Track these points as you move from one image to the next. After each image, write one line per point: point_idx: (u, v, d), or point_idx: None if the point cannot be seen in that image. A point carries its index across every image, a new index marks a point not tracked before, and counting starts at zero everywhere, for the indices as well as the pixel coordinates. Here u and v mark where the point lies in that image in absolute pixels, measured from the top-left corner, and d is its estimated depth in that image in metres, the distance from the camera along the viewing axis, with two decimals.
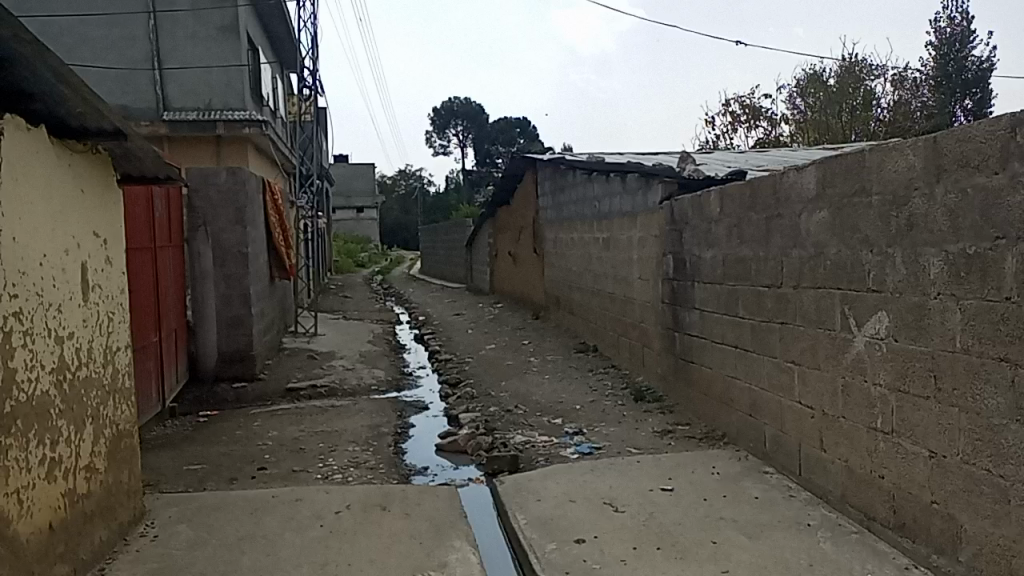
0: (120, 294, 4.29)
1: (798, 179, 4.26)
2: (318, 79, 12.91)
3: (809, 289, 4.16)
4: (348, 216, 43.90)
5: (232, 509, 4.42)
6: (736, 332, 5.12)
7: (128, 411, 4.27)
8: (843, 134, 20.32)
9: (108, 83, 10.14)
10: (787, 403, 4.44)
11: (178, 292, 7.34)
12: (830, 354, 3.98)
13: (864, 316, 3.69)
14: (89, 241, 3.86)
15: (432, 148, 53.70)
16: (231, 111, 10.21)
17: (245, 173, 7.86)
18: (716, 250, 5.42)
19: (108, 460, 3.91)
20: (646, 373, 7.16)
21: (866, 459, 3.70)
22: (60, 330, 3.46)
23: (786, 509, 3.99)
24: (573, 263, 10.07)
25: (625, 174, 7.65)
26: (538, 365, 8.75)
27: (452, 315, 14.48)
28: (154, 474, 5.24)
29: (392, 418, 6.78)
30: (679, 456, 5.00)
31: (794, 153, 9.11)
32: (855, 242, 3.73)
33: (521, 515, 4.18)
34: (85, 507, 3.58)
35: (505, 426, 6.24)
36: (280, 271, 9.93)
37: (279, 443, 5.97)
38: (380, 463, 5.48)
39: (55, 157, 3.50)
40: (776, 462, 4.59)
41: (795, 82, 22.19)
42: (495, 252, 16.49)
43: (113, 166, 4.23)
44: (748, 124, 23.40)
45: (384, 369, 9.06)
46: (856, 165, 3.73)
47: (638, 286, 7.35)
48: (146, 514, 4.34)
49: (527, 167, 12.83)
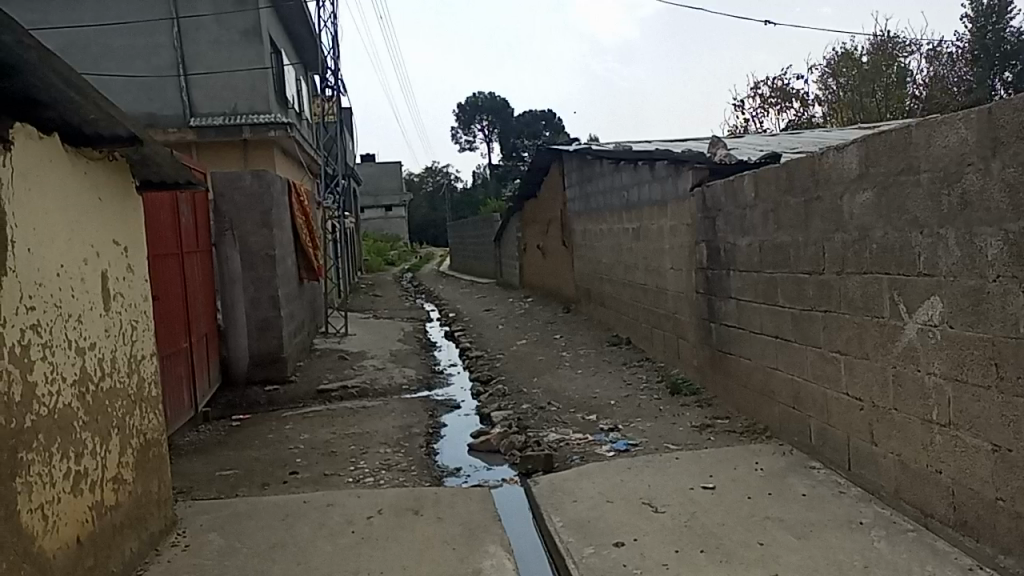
0: (144, 302, 4.24)
1: (838, 159, 4.04)
2: (341, 78, 12.86)
3: (854, 275, 3.95)
4: (377, 215, 44.18)
5: (263, 516, 4.36)
6: (776, 322, 4.91)
7: (156, 420, 4.23)
8: (879, 113, 19.75)
9: (134, 91, 10.22)
10: (833, 394, 4.23)
11: (207, 297, 7.32)
12: (879, 343, 3.77)
13: (915, 302, 3.47)
14: (109, 249, 3.81)
15: (458, 143, 53.64)
16: (257, 115, 10.20)
17: (270, 176, 7.83)
18: (752, 237, 5.22)
19: (137, 471, 3.86)
20: (681, 365, 6.97)
21: (921, 453, 3.48)
22: (81, 341, 3.41)
23: (837, 506, 3.80)
24: (603, 254, 9.88)
25: (654, 162, 7.44)
26: (570, 359, 8.61)
27: (483, 311, 14.38)
28: (187, 480, 5.21)
29: (424, 417, 6.69)
30: (719, 452, 4.81)
31: (828, 134, 8.80)
32: (904, 223, 3.51)
33: (557, 518, 4.05)
34: (114, 519, 3.54)
35: (537, 424, 6.10)
36: (309, 273, 9.88)
37: (311, 446, 5.91)
38: (412, 464, 5.38)
39: (70, 165, 3.44)
40: (822, 456, 4.38)
41: (827, 61, 21.62)
42: (523, 246, 16.37)
43: (131, 173, 4.17)
44: (779, 106, 22.89)
45: (415, 368, 8.99)
46: (901, 141, 3.50)
47: (671, 277, 7.14)
48: (178, 523, 4.30)
49: (553, 159, 12.65)
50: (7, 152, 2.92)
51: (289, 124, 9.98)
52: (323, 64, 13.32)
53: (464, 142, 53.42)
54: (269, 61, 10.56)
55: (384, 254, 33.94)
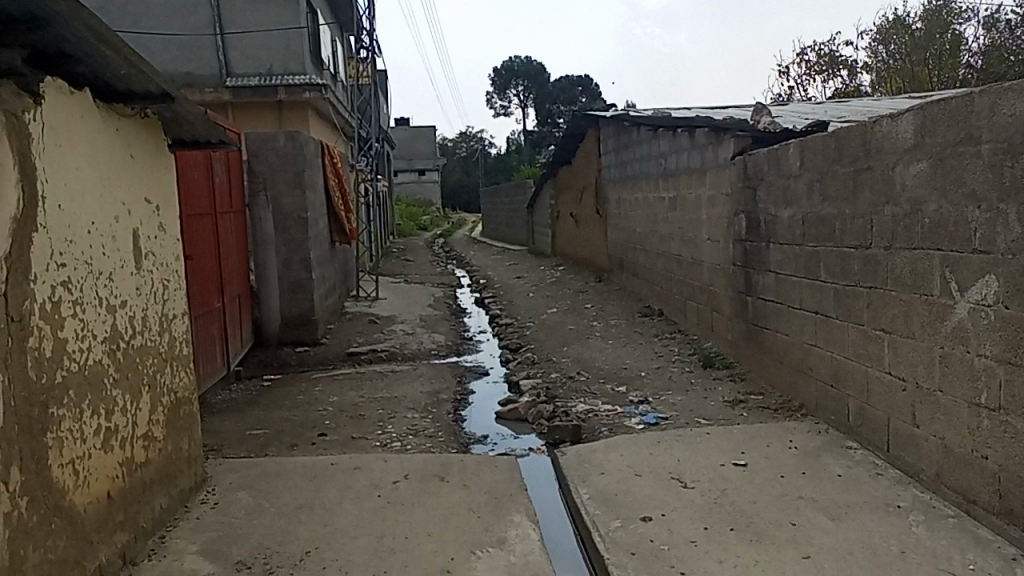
0: (175, 261, 4.24)
1: (892, 128, 3.83)
2: (376, 39, 12.71)
3: (903, 250, 3.77)
4: (410, 179, 44.16)
5: (292, 476, 4.38)
6: (817, 297, 4.74)
7: (188, 378, 4.25)
8: (929, 81, 19.05)
9: (171, 50, 10.21)
10: (875, 374, 4.08)
11: (240, 257, 7.34)
12: (927, 321, 3.60)
13: (969, 280, 3.29)
14: (141, 207, 3.79)
15: (493, 109, 53.13)
16: (292, 76, 10.15)
17: (303, 137, 7.78)
18: (794, 208, 5.03)
19: (167, 428, 3.89)
20: (715, 338, 6.83)
21: (966, 438, 3.34)
22: (112, 300, 3.41)
23: (874, 488, 3.68)
24: (637, 224, 9.70)
25: (694, 129, 7.22)
26: (601, 329, 8.51)
27: (514, 278, 14.31)
28: (218, 438, 5.27)
29: (452, 384, 6.68)
30: (752, 429, 4.70)
31: (875, 103, 8.47)
32: (960, 197, 3.32)
33: (583, 490, 3.99)
34: (144, 476, 3.58)
35: (566, 394, 6.04)
36: (340, 236, 9.88)
37: (340, 409, 5.94)
38: (439, 430, 5.37)
39: (101, 121, 3.41)
40: (860, 436, 4.26)
41: (877, 27, 20.84)
42: (556, 214, 16.19)
43: (163, 130, 4.14)
44: (826, 74, 22.14)
45: (445, 334, 8.97)
46: (962, 109, 3.29)
47: (708, 248, 6.97)
48: (208, 480, 4.35)
49: (589, 125, 12.41)
50: (37, 106, 2.88)
51: (324, 86, 9.90)
52: (358, 24, 13.16)
53: (499, 107, 52.93)
54: (305, 21, 10.45)
55: (416, 219, 33.95)
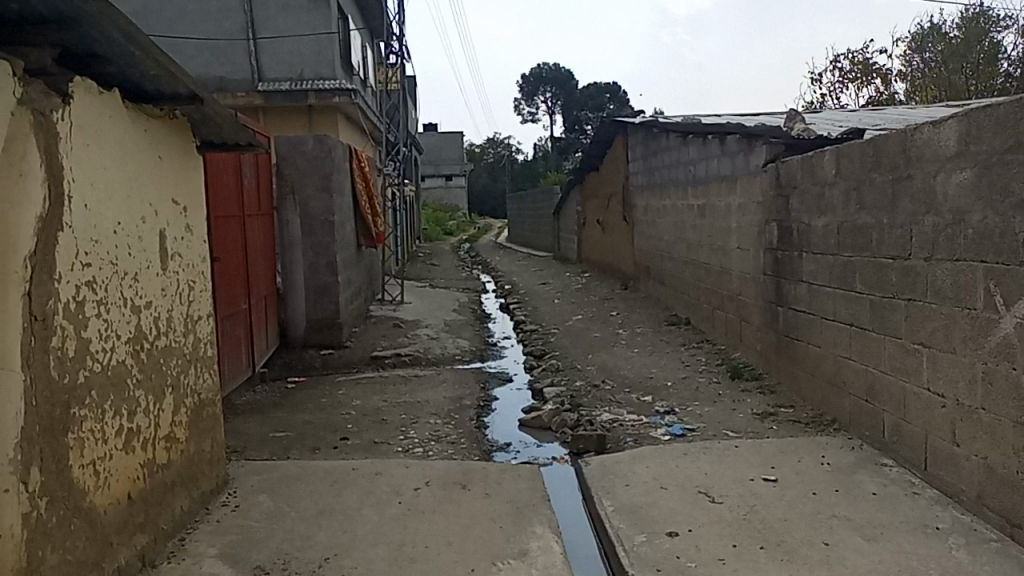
0: (202, 263, 4.24)
1: (934, 135, 3.70)
2: (406, 45, 12.76)
3: (945, 262, 3.63)
4: (437, 184, 44.34)
5: (313, 480, 4.35)
6: (853, 308, 4.60)
7: (212, 380, 4.25)
8: (966, 90, 18.64)
9: (205, 54, 10.32)
10: (913, 389, 3.93)
11: (267, 259, 7.36)
12: (969, 336, 3.46)
13: (1014, 294, 3.16)
14: (168, 208, 3.79)
15: (520, 115, 53.14)
16: (322, 80, 10.20)
17: (332, 140, 7.79)
18: (829, 217, 4.90)
19: (190, 430, 3.88)
20: (743, 349, 6.69)
21: (1011, 458, 3.19)
22: (136, 299, 3.40)
23: (911, 508, 3.54)
24: (665, 232, 9.57)
25: (725, 136, 7.10)
26: (627, 337, 8.41)
27: (539, 284, 14.23)
28: (241, 440, 5.26)
29: (476, 390, 6.62)
30: (782, 443, 4.57)
31: (912, 111, 8.25)
32: (1007, 207, 3.19)
33: (608, 502, 3.90)
34: (165, 477, 3.56)
35: (591, 403, 5.95)
36: (367, 239, 9.90)
37: (362, 413, 5.91)
38: (462, 437, 5.31)
39: (130, 121, 3.41)
40: (896, 453, 4.11)
41: (913, 35, 20.46)
42: (582, 220, 16.09)
43: (192, 131, 4.15)
44: (859, 82, 21.78)
45: (469, 339, 8.93)
46: (1010, 115, 3.16)
47: (737, 257, 6.84)
48: (230, 483, 4.33)
49: (617, 131, 12.31)
50: (66, 106, 2.89)
51: (353, 90, 9.93)
52: (389, 29, 13.20)
53: (526, 114, 52.97)
54: (336, 26, 10.52)
55: (442, 224, 34.06)
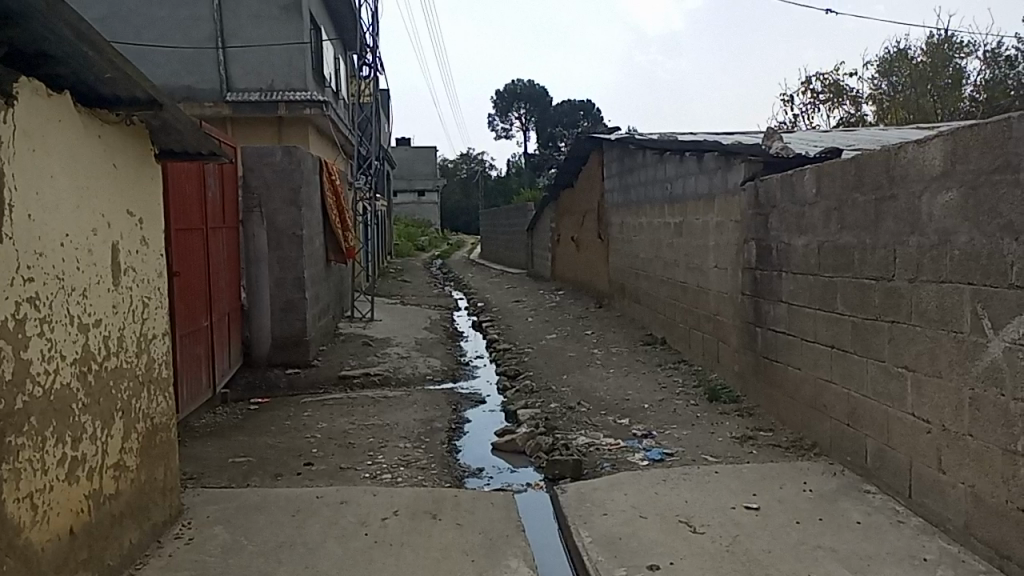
0: (158, 278, 4.00)
1: (918, 154, 3.64)
2: (379, 57, 12.59)
3: (929, 284, 3.55)
4: (409, 199, 44.13)
5: (273, 510, 4.11)
6: (834, 330, 4.52)
7: (166, 404, 4.00)
8: (933, 113, 19.01)
9: (173, 63, 10.05)
10: (896, 415, 3.83)
11: (231, 274, 7.10)
12: (955, 361, 3.37)
13: (1003, 317, 3.07)
14: (122, 220, 3.56)
15: (494, 131, 53.17)
16: (293, 92, 10.00)
17: (301, 152, 7.58)
18: (809, 237, 4.83)
19: (141, 457, 3.63)
20: (721, 370, 6.59)
21: (1000, 486, 3.08)
22: (85, 317, 3.17)
23: (896, 538, 3.43)
24: (641, 250, 9.49)
25: (702, 153, 7.05)
26: (602, 357, 8.28)
27: (512, 302, 14.09)
28: (199, 466, 4.99)
29: (447, 411, 6.42)
30: (763, 468, 4.45)
31: (884, 133, 8.29)
32: (995, 228, 3.11)
33: (585, 532, 3.72)
34: (113, 509, 3.31)
35: (566, 425, 5.78)
36: (337, 255, 9.68)
37: (328, 436, 5.66)
38: (432, 462, 5.10)
39: (82, 127, 3.19)
40: (879, 480, 4.01)
41: (880, 59, 20.89)
42: (557, 237, 16.01)
43: (151, 140, 3.93)
44: (830, 103, 22.14)
45: (440, 358, 8.72)
46: (999, 135, 3.09)
47: (714, 276, 6.76)
48: (184, 513, 4.07)
49: (593, 148, 12.26)
50: (10, 108, 2.67)
51: (325, 102, 9.74)
52: (362, 41, 13.02)
53: (500, 130, 52.99)
54: (308, 37, 10.32)
55: (414, 240, 33.83)
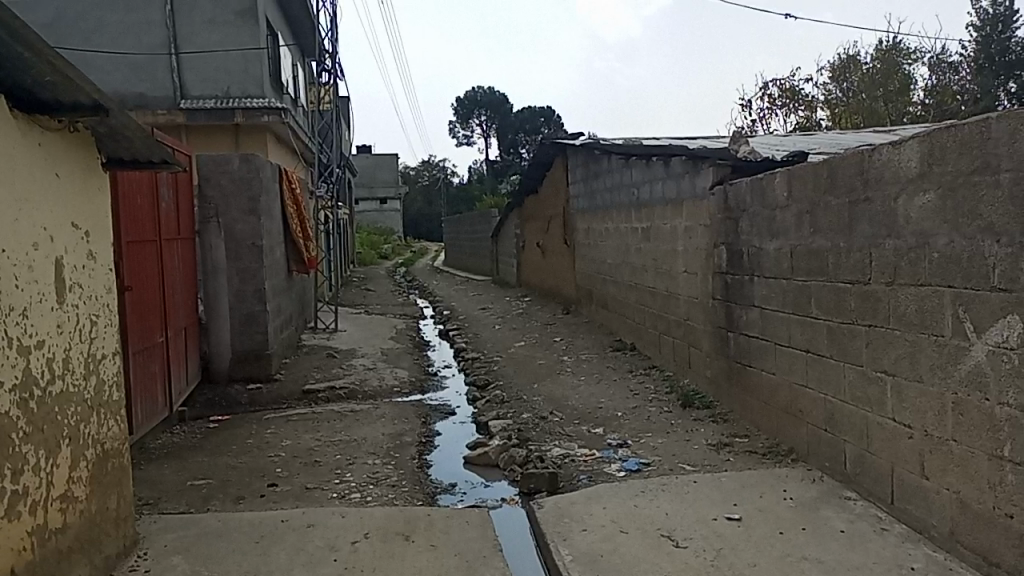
0: (107, 294, 3.76)
1: (894, 156, 3.61)
2: (338, 63, 12.33)
3: (907, 287, 3.51)
4: (371, 207, 43.70)
5: (235, 537, 3.89)
6: (809, 335, 4.47)
7: (118, 427, 3.75)
8: (886, 117, 19.18)
9: (123, 70, 9.68)
10: (876, 420, 3.78)
11: (188, 287, 6.81)
12: (937, 365, 3.33)
13: (986, 320, 3.03)
14: (66, 233, 3.33)
15: (455, 138, 52.85)
16: (250, 99, 9.72)
17: (259, 161, 7.34)
18: (781, 241, 4.79)
19: (91, 486, 3.39)
20: (693, 375, 6.54)
21: (986, 493, 3.04)
22: (26, 339, 2.93)
23: (881, 547, 3.36)
24: (608, 255, 9.44)
25: (669, 158, 7.01)
26: (572, 364, 8.18)
27: (479, 309, 13.94)
28: (155, 490, 4.74)
29: (417, 424, 6.24)
30: (742, 476, 4.37)
31: (843, 136, 8.38)
32: (975, 230, 3.08)
33: (564, 550, 3.59)
34: (60, 544, 3.07)
35: (539, 436, 5.64)
36: (299, 265, 9.41)
37: (293, 455, 5.44)
38: (403, 479, 4.92)
39: (20, 134, 2.95)
40: (859, 486, 3.96)
41: (831, 64, 21.21)
42: (521, 244, 15.93)
43: (98, 146, 3.69)
44: (785, 108, 22.55)
45: (407, 369, 8.52)
46: (977, 136, 3.06)
47: (684, 281, 6.72)
48: (139, 543, 3.83)
49: (557, 154, 12.20)
50: None
51: (283, 110, 9.48)
52: (320, 47, 12.74)
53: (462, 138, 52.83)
54: (265, 43, 10.03)
55: (377, 248, 33.46)
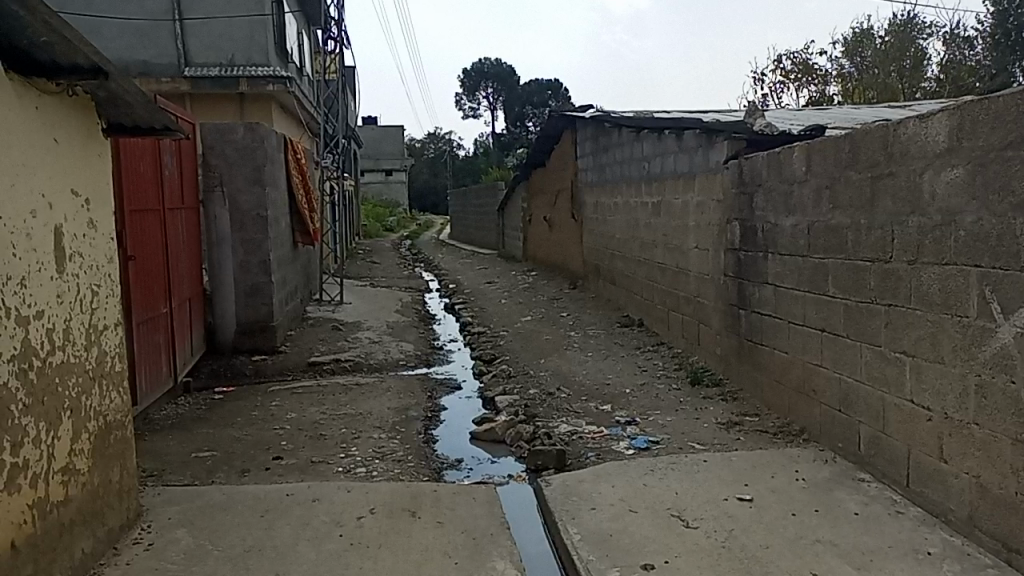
0: (109, 264, 3.68)
1: (921, 130, 3.48)
2: (344, 30, 12.10)
3: (931, 266, 3.41)
4: (377, 179, 43.49)
5: (240, 511, 3.85)
6: (824, 314, 4.38)
7: (121, 399, 3.69)
8: (900, 93, 18.91)
9: (126, 36, 9.52)
10: (893, 402, 3.70)
11: (192, 257, 6.73)
12: (959, 346, 3.24)
13: (1014, 301, 2.93)
14: (66, 201, 3.24)
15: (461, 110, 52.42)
16: (255, 67, 9.56)
17: (264, 129, 7.22)
18: (798, 217, 4.68)
19: (93, 459, 3.33)
20: (702, 353, 6.46)
21: (1008, 478, 2.95)
22: (25, 309, 2.86)
23: (897, 530, 3.30)
24: (616, 229, 9.31)
25: (682, 131, 6.86)
26: (579, 340, 8.11)
27: (484, 283, 13.86)
28: (159, 462, 4.70)
29: (422, 399, 6.18)
30: (753, 456, 4.30)
31: (859, 111, 8.20)
32: (1006, 207, 2.96)
33: (573, 529, 3.53)
34: (61, 517, 3.02)
35: (547, 413, 5.58)
36: (303, 236, 9.32)
37: (298, 428, 5.40)
38: (409, 454, 4.87)
39: (16, 98, 2.84)
40: (873, 468, 3.89)
41: (846, 38, 20.87)
42: (528, 217, 15.80)
43: (97, 112, 3.58)
44: (799, 82, 22.20)
45: (413, 342, 8.46)
46: (1011, 108, 2.93)
47: (695, 257, 6.61)
48: (143, 515, 3.79)
49: (565, 126, 12.01)
50: None
51: (288, 78, 9.31)
52: (326, 15, 12.50)
53: (468, 110, 52.39)
54: (270, 9, 9.83)
55: (382, 220, 33.34)
